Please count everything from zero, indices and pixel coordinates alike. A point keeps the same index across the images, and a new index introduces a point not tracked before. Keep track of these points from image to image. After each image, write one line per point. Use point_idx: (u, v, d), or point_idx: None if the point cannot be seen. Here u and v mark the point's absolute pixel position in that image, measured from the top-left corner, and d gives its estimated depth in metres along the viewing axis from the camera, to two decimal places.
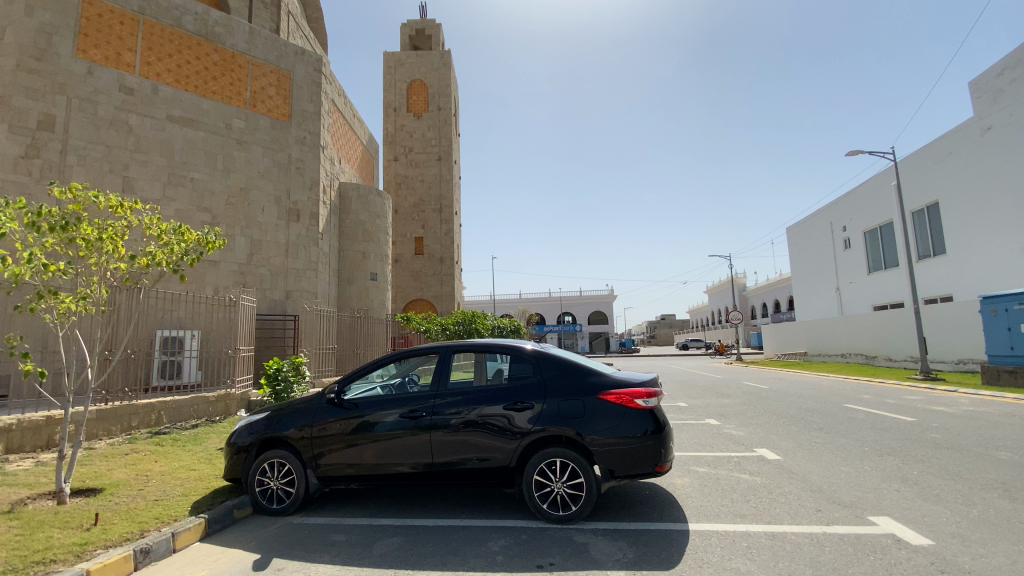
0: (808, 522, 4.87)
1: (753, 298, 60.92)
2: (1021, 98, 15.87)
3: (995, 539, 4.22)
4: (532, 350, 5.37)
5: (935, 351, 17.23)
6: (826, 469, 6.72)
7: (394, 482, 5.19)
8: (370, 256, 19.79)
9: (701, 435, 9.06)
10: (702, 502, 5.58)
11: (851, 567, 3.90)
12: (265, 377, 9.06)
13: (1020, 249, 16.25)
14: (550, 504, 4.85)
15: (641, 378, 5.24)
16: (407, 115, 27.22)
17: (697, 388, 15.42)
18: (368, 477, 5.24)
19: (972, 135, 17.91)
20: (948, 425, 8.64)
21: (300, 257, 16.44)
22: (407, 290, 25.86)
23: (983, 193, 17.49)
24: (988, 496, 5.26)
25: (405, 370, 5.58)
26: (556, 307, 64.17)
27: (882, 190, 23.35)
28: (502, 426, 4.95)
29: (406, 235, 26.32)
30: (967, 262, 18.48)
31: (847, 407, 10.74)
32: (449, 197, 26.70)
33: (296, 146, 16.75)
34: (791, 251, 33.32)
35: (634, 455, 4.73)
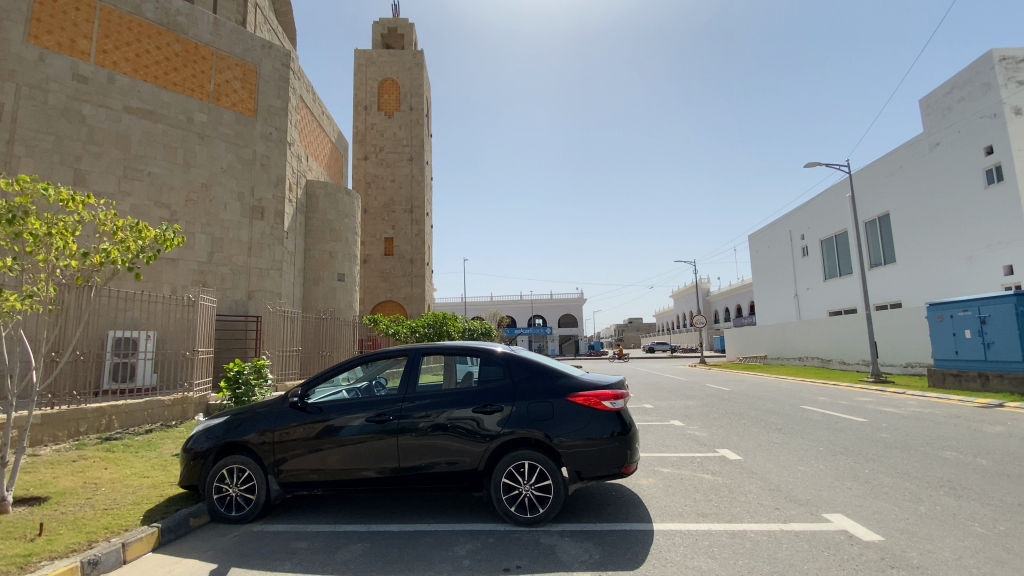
0: (766, 520, 5.04)
1: (717, 303, 62.66)
2: (966, 117, 16.85)
3: (940, 535, 4.45)
4: (502, 352, 5.38)
5: (886, 355, 18.13)
6: (784, 468, 6.96)
7: (359, 488, 5.10)
8: (338, 257, 19.40)
9: (667, 436, 9.25)
10: (666, 501, 5.70)
11: (806, 563, 4.05)
12: (225, 380, 8.74)
13: (962, 259, 17.30)
14: (518, 507, 4.86)
15: (609, 380, 5.31)
16: (378, 114, 26.85)
17: (664, 389, 15.73)
18: (333, 483, 5.13)
19: (920, 151, 18.98)
20: (897, 426, 9.09)
21: (264, 256, 15.98)
22: (375, 291, 25.48)
23: (931, 206, 18.53)
24: (934, 494, 5.55)
25: (372, 373, 5.50)
26: (527, 310, 64.44)
27: (838, 200, 24.43)
28: (470, 429, 4.93)
29: (376, 236, 25.96)
30: (915, 270, 19.53)
31: (805, 408, 11.16)
32: (420, 197, 26.46)
33: (261, 142, 16.29)
34: (753, 257, 34.43)
35: (601, 456, 4.78)
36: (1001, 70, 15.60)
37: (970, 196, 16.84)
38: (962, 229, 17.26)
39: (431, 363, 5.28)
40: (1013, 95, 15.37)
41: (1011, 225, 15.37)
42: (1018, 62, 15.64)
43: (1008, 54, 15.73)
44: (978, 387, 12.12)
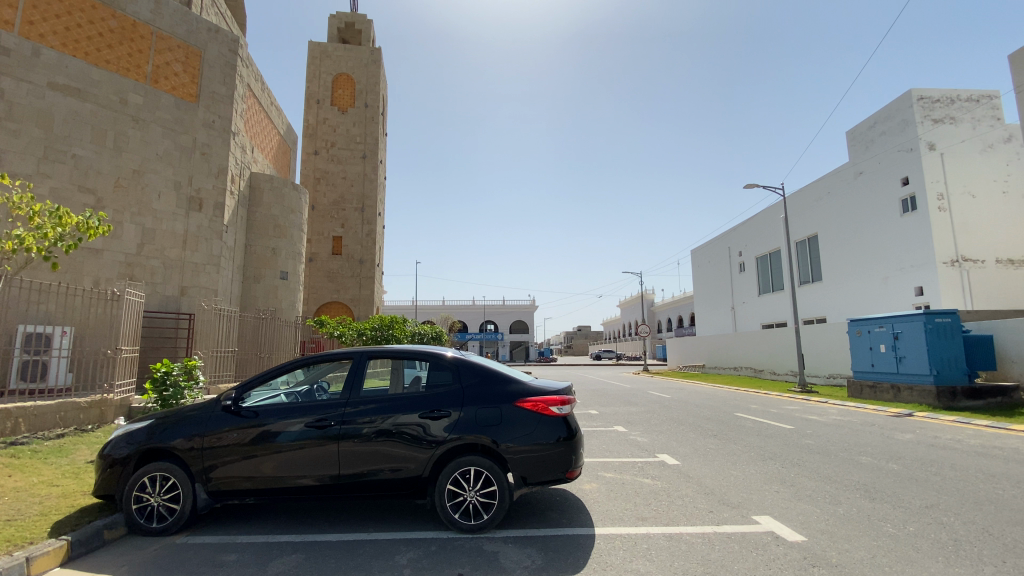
0: (701, 523, 5.26)
1: (660, 313, 64.90)
2: (887, 150, 18.42)
3: (857, 536, 4.81)
4: (452, 357, 5.33)
5: (811, 367, 19.46)
6: (720, 473, 7.29)
7: (295, 496, 4.88)
8: (281, 254, 18.58)
9: (610, 441, 9.47)
10: (608, 506, 5.83)
11: (737, 563, 4.26)
12: (151, 381, 8.12)
13: (879, 280, 18.88)
14: (462, 514, 4.81)
15: (557, 385, 5.37)
16: (331, 108, 26.06)
17: (609, 396, 16.13)
18: (267, 491, 4.88)
19: (846, 178, 20.58)
20: (820, 433, 9.77)
21: (200, 250, 15.06)
22: (320, 291, 24.61)
23: (854, 230, 20.11)
24: (852, 496, 6.01)
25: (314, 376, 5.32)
26: (479, 315, 64.26)
27: (772, 220, 26.03)
28: (416, 435, 4.84)
29: (323, 234, 25.14)
30: (838, 288, 21.12)
31: (739, 415, 11.78)
32: (371, 196, 25.86)
33: (202, 130, 15.41)
34: (695, 271, 35.99)
35: (546, 461, 4.82)
36: (919, 108, 17.09)
37: (888, 222, 18.41)
38: (880, 252, 18.84)
39: (378, 367, 5.17)
40: (928, 132, 16.92)
41: (922, 251, 16.90)
42: (933, 101, 17.17)
43: (926, 94, 17.24)
44: (891, 397, 13.25)
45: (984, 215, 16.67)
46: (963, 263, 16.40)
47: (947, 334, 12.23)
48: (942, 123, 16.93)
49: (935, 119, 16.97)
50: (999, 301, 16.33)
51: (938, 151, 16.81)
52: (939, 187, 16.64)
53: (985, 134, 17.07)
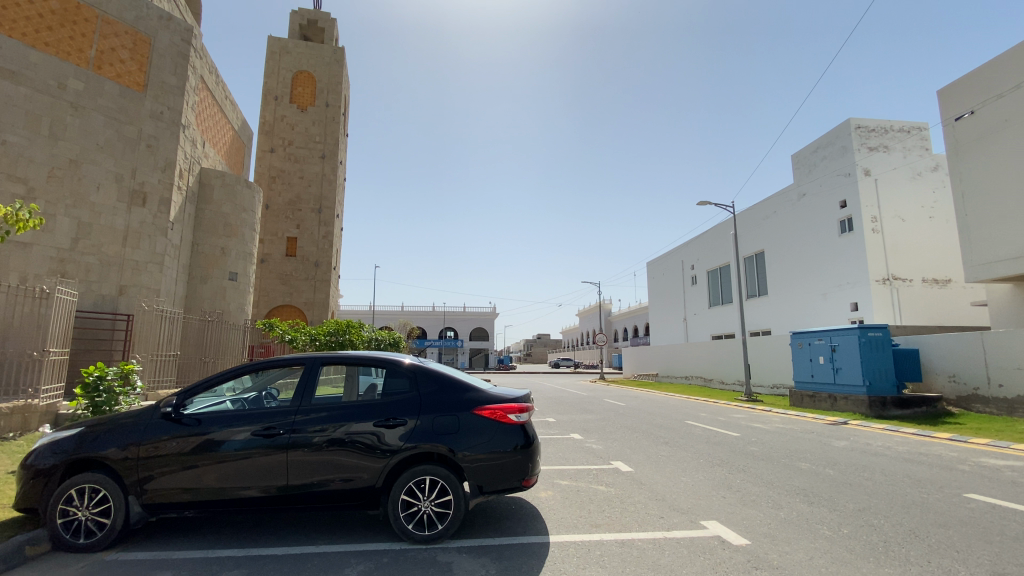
0: (652, 528, 5.40)
1: (617, 323, 66.40)
2: (827, 173, 19.64)
3: (796, 538, 5.06)
4: (410, 364, 5.25)
5: (757, 377, 20.38)
6: (670, 479, 7.50)
7: (239, 508, 4.67)
8: (230, 254, 17.79)
9: (567, 449, 9.56)
10: (563, 513, 5.89)
11: (685, 567, 4.39)
12: (81, 386, 7.54)
13: (819, 296, 20.03)
14: (416, 525, 4.72)
15: (515, 393, 5.38)
16: (289, 106, 25.29)
17: (566, 404, 16.32)
18: (209, 503, 4.65)
19: (790, 199, 21.78)
20: (764, 440, 10.23)
21: (141, 247, 14.20)
22: (272, 293, 23.73)
23: (797, 248, 21.29)
24: (793, 500, 6.33)
25: (263, 383, 5.12)
26: (438, 321, 63.56)
27: (723, 236, 27.19)
28: (370, 444, 4.73)
29: (277, 234, 24.29)
30: (782, 302, 22.29)
31: (689, 423, 12.15)
32: (329, 197, 25.21)
33: (149, 120, 14.60)
34: (650, 282, 36.99)
35: (503, 469, 4.81)
36: (857, 136, 18.31)
37: (827, 242, 19.61)
38: (820, 270, 20.00)
39: (332, 373, 5.04)
40: (864, 159, 18.17)
41: (858, 269, 18.10)
42: (869, 130, 18.41)
43: (863, 124, 18.46)
44: (828, 406, 14.05)
45: (912, 237, 18.01)
46: (893, 281, 17.64)
47: (879, 347, 13.09)
48: (876, 151, 18.22)
49: (871, 147, 18.25)
50: (924, 317, 17.65)
51: (873, 177, 18.07)
52: (873, 210, 17.87)
53: (915, 162, 18.42)
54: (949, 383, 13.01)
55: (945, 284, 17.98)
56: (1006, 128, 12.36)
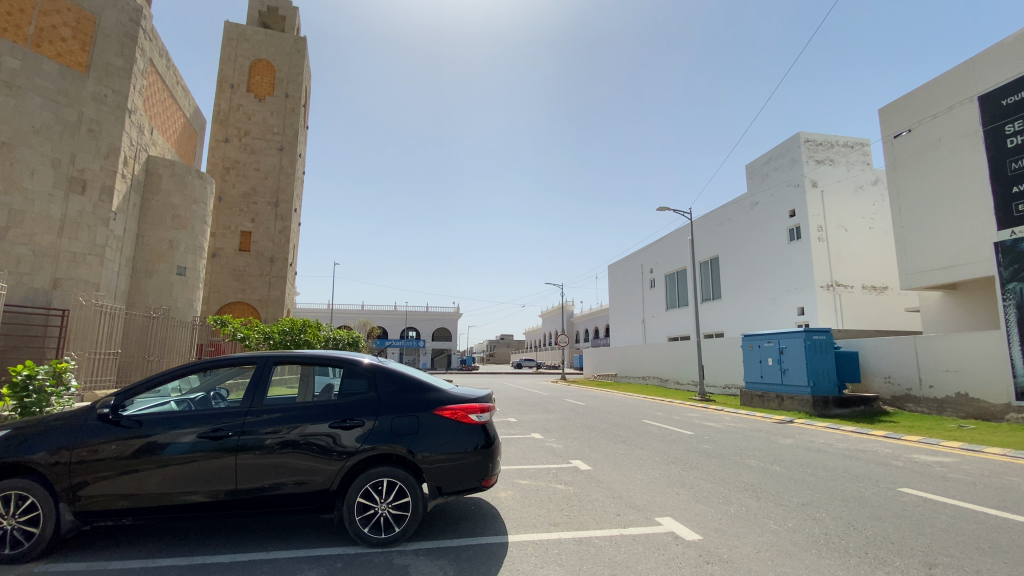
0: (609, 526, 5.50)
1: (579, 324, 67.36)
2: (778, 184, 20.60)
3: (745, 532, 5.28)
4: (369, 364, 5.15)
5: (709, 377, 21.15)
6: (627, 477, 7.66)
7: (183, 514, 4.46)
8: (179, 248, 16.91)
9: (528, 448, 9.62)
10: (522, 513, 5.91)
11: (640, 564, 4.49)
12: (8, 387, 6.97)
13: (768, 300, 20.99)
14: (372, 528, 4.64)
15: (476, 393, 5.36)
16: (246, 95, 24.31)
17: (527, 404, 16.41)
18: (150, 510, 4.42)
19: (744, 207, 22.71)
20: (716, 438, 10.64)
21: (80, 238, 13.25)
22: (222, 289, 22.74)
23: (749, 255, 22.23)
24: (742, 496, 6.61)
25: (211, 383, 4.91)
26: (400, 321, 62.57)
27: (681, 241, 28.04)
28: (325, 446, 4.60)
29: (230, 228, 23.28)
30: (734, 305, 23.21)
31: (646, 422, 12.47)
32: (286, 191, 24.37)
33: (91, 104, 13.71)
34: (611, 285, 37.67)
35: (462, 470, 4.78)
36: (805, 149, 19.26)
37: (777, 249, 20.56)
38: (770, 275, 20.95)
39: (286, 374, 4.88)
40: (812, 172, 19.15)
41: (804, 275, 19.08)
42: (817, 144, 19.42)
43: (811, 137, 19.44)
44: (775, 405, 14.73)
45: (854, 247, 19.13)
46: (836, 287, 18.69)
47: (822, 349, 13.84)
48: (823, 164, 19.24)
49: (818, 160, 19.25)
50: (862, 322, 18.77)
51: (819, 188, 19.08)
52: (819, 220, 18.89)
53: (858, 176, 19.55)
54: (885, 384, 13.91)
55: (882, 291, 19.18)
56: (940, 146, 13.31)
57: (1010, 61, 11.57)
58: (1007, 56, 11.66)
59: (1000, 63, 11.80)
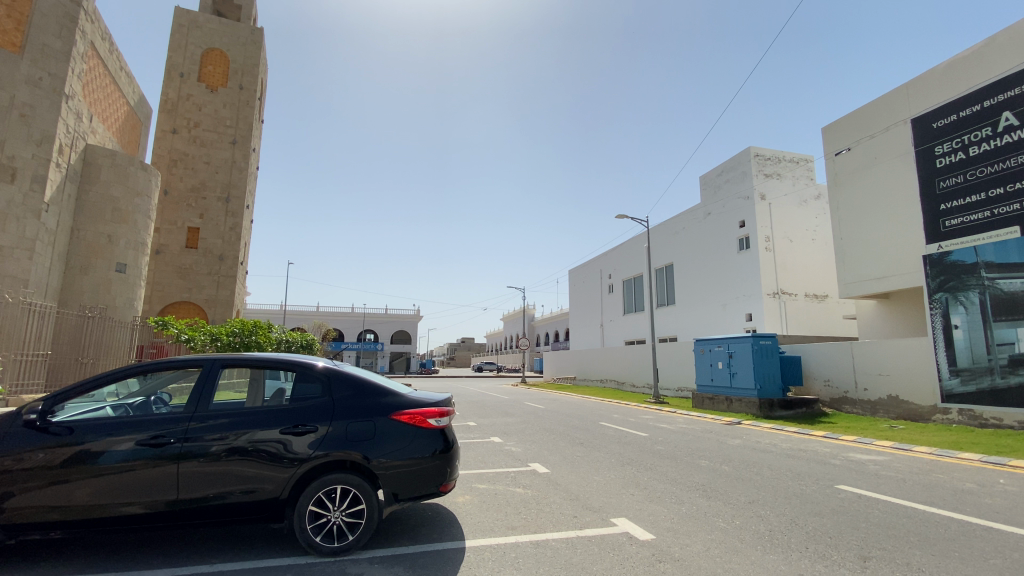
0: (566, 528, 5.58)
1: (540, 328, 67.86)
2: (729, 196, 21.50)
3: (695, 531, 5.48)
4: (323, 368, 5.01)
5: (664, 380, 21.77)
6: (584, 479, 7.78)
7: (118, 526, 4.20)
8: (119, 243, 15.87)
9: (487, 452, 9.61)
10: (479, 517, 5.90)
11: (595, 564, 4.58)
12: None
13: (719, 307, 21.85)
14: (324, 536, 4.49)
15: (436, 398, 5.30)
16: (196, 84, 23.21)
17: (487, 407, 16.39)
18: (81, 523, 4.14)
19: (697, 217, 23.58)
20: (669, 439, 10.99)
21: (7, 230, 12.26)
22: (166, 289, 21.55)
23: (702, 263, 23.09)
24: (692, 495, 6.85)
25: (151, 387, 4.68)
26: (358, 323, 61.16)
27: (638, 248, 28.81)
28: (275, 453, 4.44)
29: (176, 223, 22.14)
30: (687, 311, 24.04)
31: (603, 424, 12.71)
32: (238, 186, 23.38)
33: (24, 87, 12.77)
34: (571, 289, 38.23)
35: (420, 476, 4.70)
36: (755, 163, 20.20)
37: (728, 257, 21.44)
38: (721, 283, 21.83)
39: (234, 377, 4.70)
40: (761, 185, 20.10)
41: (752, 283, 19.98)
42: (766, 159, 20.41)
43: (761, 152, 20.41)
44: (725, 407, 15.35)
45: (798, 257, 20.20)
46: (782, 295, 19.67)
47: (768, 354, 14.52)
48: (771, 178, 20.23)
49: (766, 174, 20.24)
50: (805, 328, 19.83)
51: (767, 201, 20.06)
52: (766, 231, 19.86)
53: (803, 190, 20.68)
54: (825, 387, 14.75)
55: (823, 299, 20.33)
56: (877, 164, 14.27)
57: (941, 87, 12.53)
58: (938, 83, 12.64)
59: (933, 89, 12.75)
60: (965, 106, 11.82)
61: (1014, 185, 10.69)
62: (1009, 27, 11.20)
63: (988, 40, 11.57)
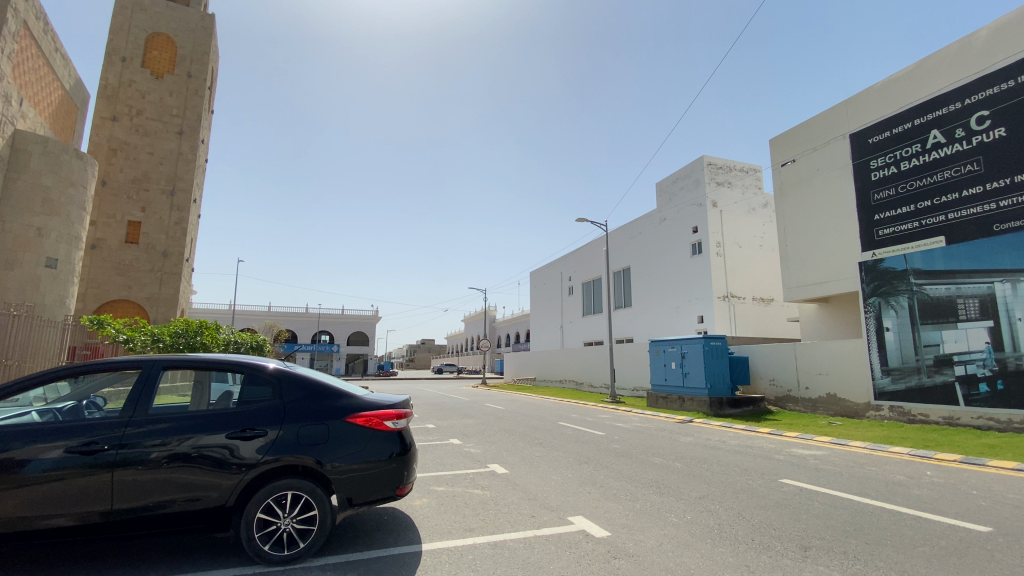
0: (523, 528, 5.62)
1: (501, 328, 68.02)
2: (683, 202, 22.26)
3: (649, 527, 5.65)
4: (274, 370, 4.84)
5: (620, 380, 22.28)
6: (543, 478, 7.86)
7: (44, 540, 3.93)
8: (49, 236, 14.77)
9: (446, 454, 9.53)
10: (436, 520, 5.86)
11: (551, 563, 4.64)
12: None
13: (673, 309, 22.58)
14: (273, 545, 4.33)
15: (393, 400, 5.22)
16: (140, 70, 21.93)
17: (447, 409, 16.27)
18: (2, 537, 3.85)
19: (653, 222, 24.29)
20: (624, 437, 11.26)
21: None
22: (102, 286, 20.19)
23: (657, 267, 23.82)
24: (647, 492, 7.05)
25: (85, 390, 4.38)
26: (313, 324, 59.32)
27: (597, 251, 29.40)
28: (221, 459, 4.25)
29: (115, 216, 20.81)
30: (643, 313, 24.71)
31: (561, 424, 12.87)
32: (185, 179, 22.20)
33: None
34: (532, 291, 38.52)
35: (375, 479, 4.61)
36: (708, 172, 21.00)
37: (681, 262, 22.19)
38: (674, 286, 22.56)
39: (177, 380, 4.48)
40: (713, 193, 20.92)
41: (704, 287, 20.77)
42: (718, 168, 21.26)
43: (713, 161, 21.22)
44: (677, 406, 15.88)
45: (747, 263, 21.15)
46: (731, 298, 20.54)
47: (717, 354, 15.12)
48: (722, 186, 21.09)
49: (718, 182, 21.08)
50: (751, 330, 20.78)
51: (719, 208, 20.90)
52: (717, 237, 20.69)
53: (751, 199, 21.68)
54: (770, 386, 15.52)
55: (768, 302, 21.38)
56: (818, 176, 15.19)
57: (877, 105, 13.46)
58: (874, 101, 13.56)
59: (870, 106, 13.66)
60: (898, 124, 12.75)
61: (940, 198, 11.57)
62: (939, 51, 12.14)
63: (919, 64, 12.53)
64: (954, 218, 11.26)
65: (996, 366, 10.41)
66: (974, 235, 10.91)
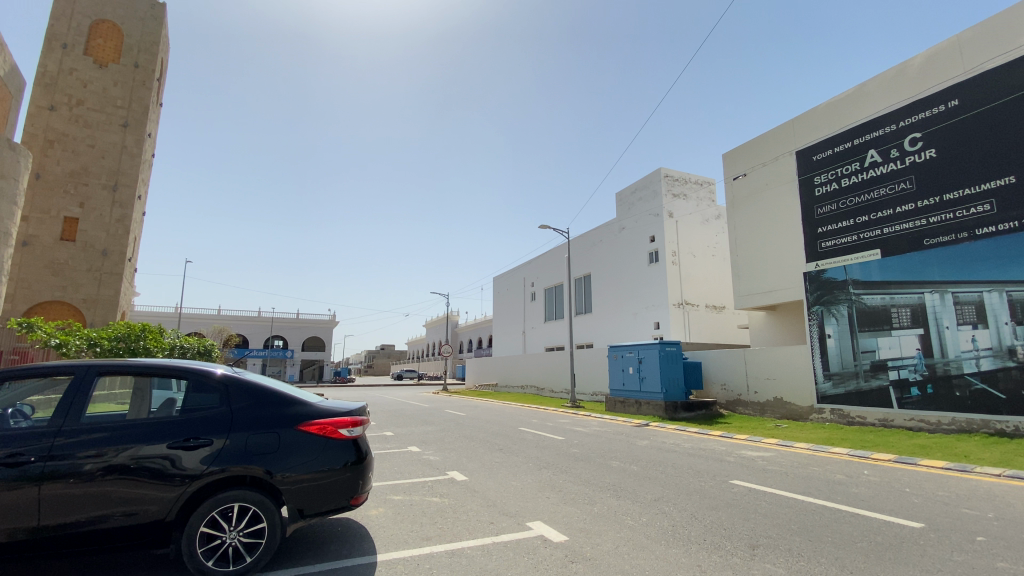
0: (482, 535, 5.60)
1: (462, 334, 67.66)
2: (642, 212, 22.87)
3: (606, 530, 5.74)
4: (222, 376, 4.64)
5: (580, 386, 22.58)
6: (502, 485, 7.85)
7: None
8: None
9: (404, 462, 9.36)
10: (392, 529, 5.75)
11: (509, 569, 4.65)
12: None
13: (631, 315, 23.12)
14: (217, 560, 4.12)
15: (348, 407, 5.09)
16: (82, 58, 20.69)
17: (406, 415, 16.03)
18: None
19: (613, 231, 24.84)
20: (583, 442, 11.42)
21: None
22: (32, 286, 18.80)
23: (616, 274, 24.36)
24: (604, 496, 7.18)
25: (10, 398, 4.08)
26: (266, 329, 57.17)
27: (558, 257, 29.77)
28: (161, 470, 4.02)
29: (50, 212, 19.46)
30: (602, 319, 25.19)
31: (522, 430, 12.92)
32: (129, 173, 21.00)
33: None
34: (494, 297, 38.55)
35: (329, 490, 4.48)
36: (665, 183, 21.67)
37: (639, 270, 22.78)
38: (632, 293, 23.12)
39: (115, 388, 4.23)
40: (669, 204, 21.60)
41: (660, 295, 21.38)
42: (674, 180, 21.99)
43: (670, 174, 21.90)
44: (634, 410, 16.24)
45: (701, 272, 21.93)
46: (685, 306, 21.23)
47: (673, 359, 15.58)
48: (678, 197, 21.81)
49: (674, 194, 21.78)
50: (704, 337, 21.52)
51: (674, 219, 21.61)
52: (673, 246, 21.37)
53: (705, 211, 22.52)
54: (721, 390, 16.13)
55: (721, 310, 22.21)
56: (767, 190, 15.96)
57: (820, 125, 14.32)
58: (818, 121, 14.42)
59: (814, 126, 14.50)
60: (839, 143, 13.61)
61: (876, 213, 12.42)
62: (877, 76, 13.00)
63: (858, 87, 13.43)
64: (889, 232, 12.09)
65: (926, 371, 11.20)
66: (906, 249, 11.76)
